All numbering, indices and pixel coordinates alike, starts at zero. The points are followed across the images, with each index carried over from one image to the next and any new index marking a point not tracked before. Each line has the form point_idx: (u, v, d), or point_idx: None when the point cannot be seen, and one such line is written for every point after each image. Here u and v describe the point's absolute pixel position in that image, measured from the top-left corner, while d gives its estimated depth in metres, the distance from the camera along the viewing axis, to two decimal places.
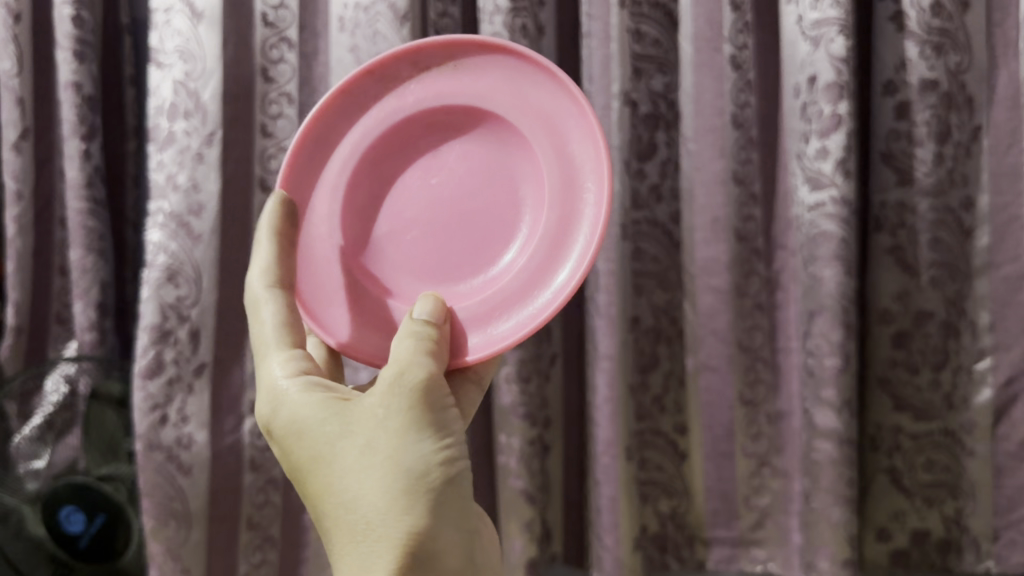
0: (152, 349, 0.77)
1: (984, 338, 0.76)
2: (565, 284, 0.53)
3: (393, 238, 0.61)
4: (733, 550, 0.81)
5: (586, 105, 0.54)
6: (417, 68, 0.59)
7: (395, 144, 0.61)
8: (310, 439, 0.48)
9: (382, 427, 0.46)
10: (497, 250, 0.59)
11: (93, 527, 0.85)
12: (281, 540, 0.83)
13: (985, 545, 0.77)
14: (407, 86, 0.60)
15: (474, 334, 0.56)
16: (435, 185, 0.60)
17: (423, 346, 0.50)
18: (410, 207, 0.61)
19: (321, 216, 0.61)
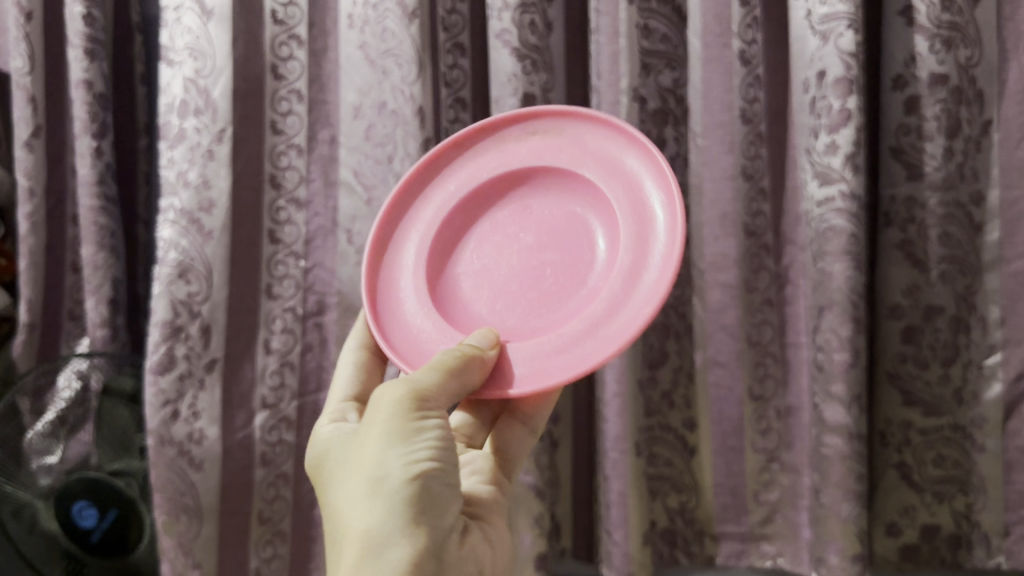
0: (164, 344, 0.77)
1: (995, 333, 0.76)
2: (616, 335, 0.53)
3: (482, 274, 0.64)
4: (742, 545, 0.82)
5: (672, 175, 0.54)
6: (527, 129, 0.64)
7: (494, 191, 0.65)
8: (332, 457, 0.55)
9: (364, 438, 0.51)
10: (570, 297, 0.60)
11: (105, 522, 0.86)
12: (291, 535, 0.83)
13: (995, 541, 0.76)
14: (512, 142, 0.64)
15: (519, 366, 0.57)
16: (518, 239, 0.64)
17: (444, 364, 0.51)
18: (503, 255, 0.64)
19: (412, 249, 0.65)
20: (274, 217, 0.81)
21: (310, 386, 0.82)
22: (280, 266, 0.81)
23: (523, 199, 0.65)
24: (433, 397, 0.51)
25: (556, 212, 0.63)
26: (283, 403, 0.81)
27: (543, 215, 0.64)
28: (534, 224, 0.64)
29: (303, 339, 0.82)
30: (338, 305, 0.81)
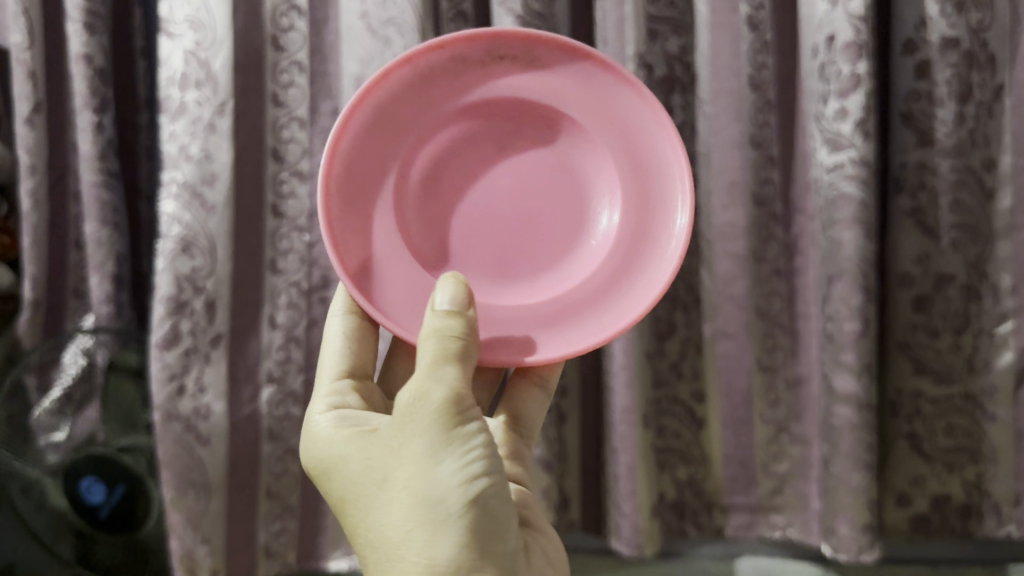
0: (169, 320, 0.75)
1: (1006, 300, 0.76)
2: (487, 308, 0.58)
3: (636, 124, 0.58)
4: (752, 516, 0.83)
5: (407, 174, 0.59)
6: (490, 52, 0.57)
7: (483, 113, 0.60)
8: (341, 471, 0.51)
9: (401, 453, 0.48)
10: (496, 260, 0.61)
11: (114, 497, 0.86)
12: (300, 508, 0.84)
13: (1006, 510, 0.78)
14: (477, 67, 0.57)
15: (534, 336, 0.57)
16: (502, 177, 0.61)
17: (438, 347, 0.48)
18: (589, 140, 0.59)
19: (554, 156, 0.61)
20: (278, 191, 0.80)
21: (316, 359, 0.82)
22: (285, 239, 0.80)
23: (500, 142, 0.61)
24: (430, 387, 0.47)
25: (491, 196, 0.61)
26: (290, 377, 0.81)
27: (524, 162, 0.61)
28: (507, 177, 0.61)
29: (308, 314, 0.81)
30: None
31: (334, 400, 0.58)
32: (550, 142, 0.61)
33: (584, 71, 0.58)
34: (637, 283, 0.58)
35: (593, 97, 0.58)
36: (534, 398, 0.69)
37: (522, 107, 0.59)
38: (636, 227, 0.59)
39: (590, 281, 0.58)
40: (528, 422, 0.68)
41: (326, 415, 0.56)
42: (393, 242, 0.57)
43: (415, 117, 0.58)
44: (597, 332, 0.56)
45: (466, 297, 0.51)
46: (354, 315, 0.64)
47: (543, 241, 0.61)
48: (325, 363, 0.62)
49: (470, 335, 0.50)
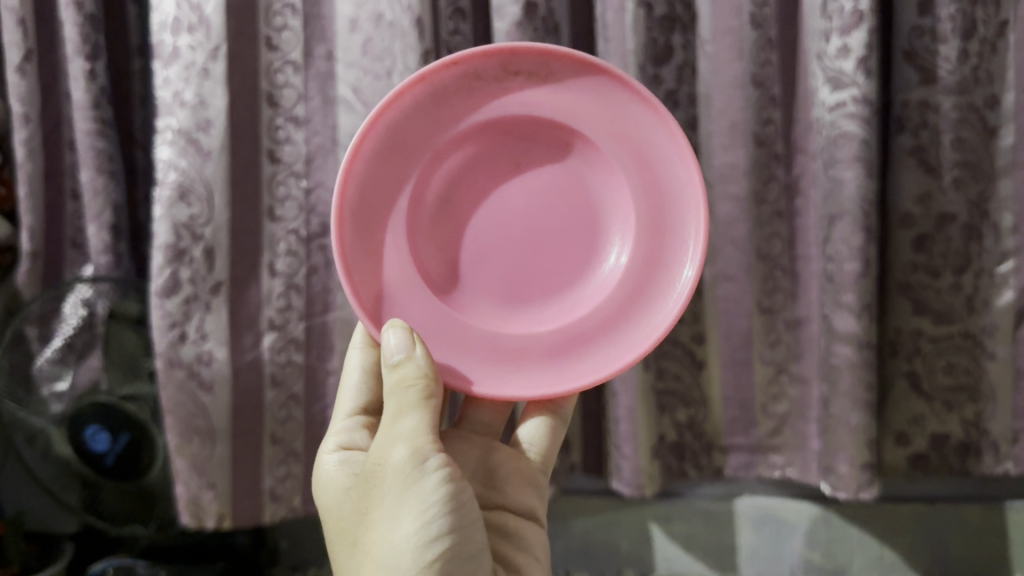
0: (168, 267, 0.75)
1: (1007, 240, 0.76)
2: (495, 338, 0.58)
3: (651, 145, 0.58)
4: (750, 456, 0.84)
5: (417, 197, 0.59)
6: (506, 68, 0.57)
7: (499, 130, 0.60)
8: (336, 518, 0.57)
9: (373, 509, 0.53)
10: (506, 283, 0.61)
11: (118, 445, 0.84)
12: (305, 454, 0.82)
13: (1004, 447, 0.79)
14: (493, 84, 0.57)
15: (540, 366, 0.58)
16: (513, 198, 0.61)
17: (404, 404, 0.53)
18: (604, 160, 0.59)
19: (569, 175, 0.61)
20: (273, 137, 0.78)
21: (317, 308, 0.80)
22: (282, 186, 0.79)
23: (516, 160, 0.61)
24: (397, 447, 0.52)
25: (503, 217, 0.61)
26: (291, 324, 0.79)
27: (538, 182, 0.61)
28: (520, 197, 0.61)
29: (307, 261, 0.80)
30: None
31: (342, 438, 0.63)
32: (566, 161, 0.60)
33: (601, 87, 0.57)
34: (648, 315, 0.58)
35: (610, 118, 0.57)
36: (541, 423, 0.69)
37: (535, 124, 0.59)
38: (646, 256, 0.58)
39: (601, 312, 0.58)
40: (532, 447, 0.68)
41: (336, 454, 0.61)
42: (404, 272, 0.58)
43: (427, 138, 0.58)
44: (604, 364, 0.57)
45: (412, 338, 0.54)
46: (372, 351, 0.68)
47: (556, 264, 0.61)
48: (343, 398, 0.66)
49: (433, 376, 0.53)
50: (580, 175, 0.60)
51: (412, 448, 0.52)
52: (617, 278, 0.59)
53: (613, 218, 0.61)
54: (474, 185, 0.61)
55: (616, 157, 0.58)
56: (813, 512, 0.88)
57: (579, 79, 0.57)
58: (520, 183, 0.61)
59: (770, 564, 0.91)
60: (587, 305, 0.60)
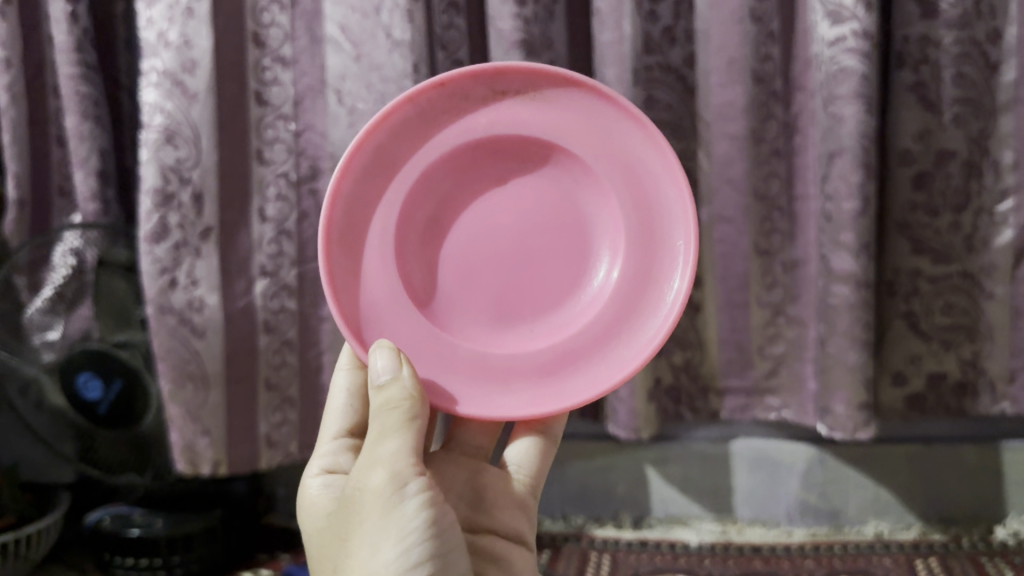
0: (157, 213, 0.73)
1: (1007, 178, 0.74)
2: (482, 360, 0.56)
3: (639, 161, 0.56)
4: (746, 399, 0.84)
5: (404, 219, 0.57)
6: (494, 87, 0.56)
7: (487, 150, 0.58)
8: (316, 549, 0.53)
9: (351, 536, 0.48)
10: (494, 305, 0.58)
11: (111, 393, 0.82)
12: (300, 401, 0.82)
13: (1001, 386, 0.79)
14: (481, 103, 0.56)
15: (529, 388, 0.56)
16: (501, 216, 0.58)
17: (387, 425, 0.50)
18: (594, 178, 0.57)
19: (558, 194, 0.58)
20: (260, 78, 0.76)
21: (309, 253, 0.79)
22: (271, 129, 0.77)
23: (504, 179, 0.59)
24: (377, 469, 0.48)
25: (490, 236, 0.58)
26: (283, 271, 0.78)
27: (527, 198, 0.58)
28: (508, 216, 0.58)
29: (298, 206, 0.79)
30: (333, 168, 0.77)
31: (327, 460, 0.58)
32: (554, 177, 0.58)
33: (587, 104, 0.56)
34: (637, 333, 0.56)
35: (599, 134, 0.56)
36: (530, 445, 0.64)
37: (523, 143, 0.57)
38: (636, 274, 0.56)
39: (590, 332, 0.56)
40: (521, 469, 0.63)
41: (321, 478, 0.57)
42: (390, 292, 0.56)
43: (413, 158, 0.56)
44: (593, 383, 0.55)
45: (399, 357, 0.53)
46: (361, 371, 0.63)
47: (546, 282, 0.58)
48: (329, 419, 0.61)
49: (420, 397, 0.51)
50: (571, 192, 0.58)
51: (392, 471, 0.48)
52: (606, 296, 0.57)
53: (603, 236, 0.58)
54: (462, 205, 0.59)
55: (604, 173, 0.56)
56: (808, 454, 0.88)
57: (568, 96, 0.56)
58: (508, 202, 0.58)
59: (766, 505, 0.91)
60: (576, 324, 0.57)
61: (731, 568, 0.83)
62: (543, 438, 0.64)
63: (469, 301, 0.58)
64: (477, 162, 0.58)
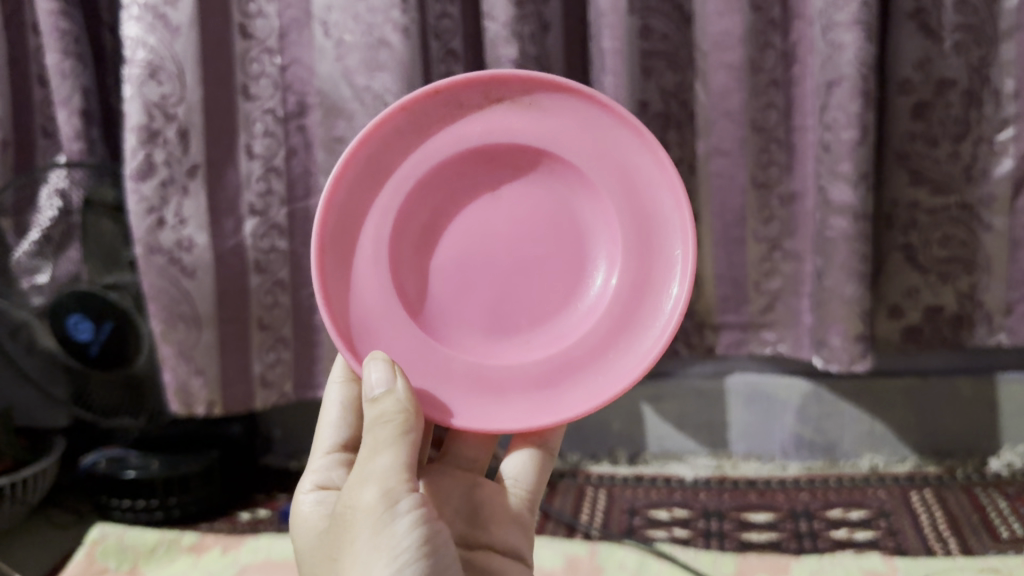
0: (142, 150, 0.72)
1: (1008, 107, 0.73)
2: (474, 374, 0.52)
3: (637, 170, 0.52)
4: (743, 334, 0.83)
5: (395, 229, 0.53)
6: (489, 95, 0.52)
7: (482, 158, 0.54)
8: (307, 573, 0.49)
9: (340, 556, 0.45)
10: (487, 317, 0.54)
11: (102, 335, 0.79)
12: (293, 341, 0.81)
13: (997, 319, 0.78)
14: (474, 110, 0.52)
15: (525, 402, 0.52)
16: (494, 222, 0.54)
17: (377, 440, 0.46)
18: (592, 185, 0.53)
19: (553, 199, 0.54)
20: (243, 10, 0.74)
21: (298, 192, 0.78)
22: (257, 63, 0.75)
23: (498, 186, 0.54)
24: (368, 483, 0.45)
25: (483, 244, 0.54)
26: (272, 210, 0.77)
27: (522, 205, 0.54)
28: (501, 224, 0.54)
29: (287, 143, 0.77)
30: (321, 105, 0.75)
31: (319, 476, 0.56)
32: (550, 185, 0.54)
33: (584, 111, 0.52)
34: (635, 344, 0.52)
35: (597, 142, 0.52)
36: (530, 457, 0.59)
37: (519, 152, 0.53)
38: (634, 284, 0.53)
39: (588, 345, 0.53)
40: (519, 484, 0.58)
41: (313, 496, 0.55)
42: (385, 303, 0.52)
43: (404, 166, 0.52)
44: (589, 396, 0.52)
45: (394, 369, 0.49)
46: (354, 383, 0.60)
47: (542, 293, 0.54)
48: (321, 433, 0.58)
49: (414, 411, 0.47)
50: (567, 200, 0.54)
51: (382, 489, 0.45)
52: (603, 307, 0.53)
53: (602, 245, 0.54)
54: (454, 212, 0.54)
55: (601, 182, 0.52)
56: (804, 389, 0.88)
57: (565, 101, 0.52)
58: (503, 208, 0.54)
59: (761, 440, 0.91)
60: (572, 336, 0.53)
61: (725, 502, 0.84)
62: (542, 451, 0.60)
63: (463, 314, 0.54)
64: (469, 170, 0.54)
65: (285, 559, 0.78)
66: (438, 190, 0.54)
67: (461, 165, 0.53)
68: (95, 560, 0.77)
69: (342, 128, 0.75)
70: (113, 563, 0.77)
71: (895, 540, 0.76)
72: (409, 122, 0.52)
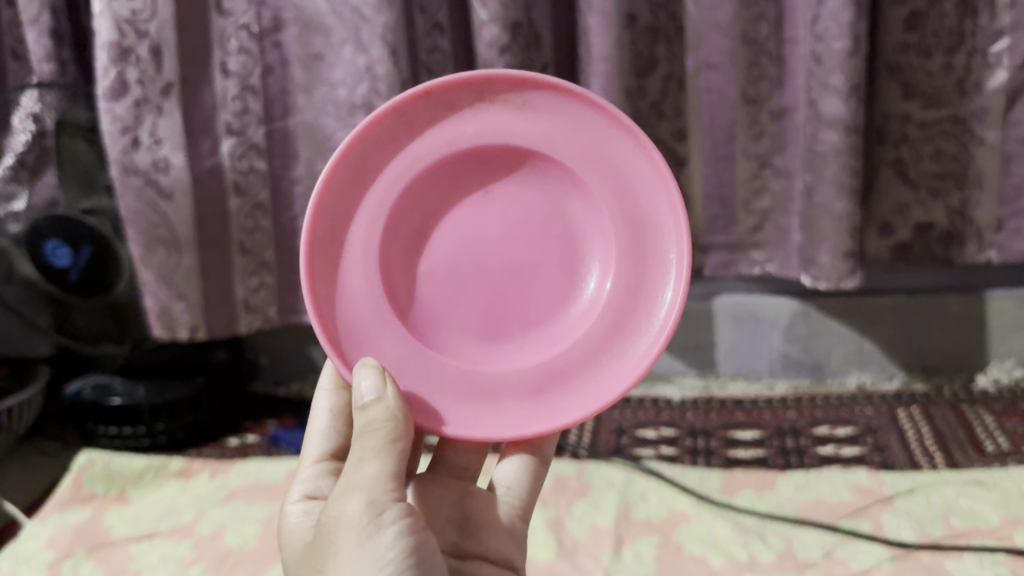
0: (114, 68, 0.69)
1: (1004, 17, 0.71)
2: (465, 384, 0.49)
3: (633, 174, 0.49)
4: (731, 255, 0.83)
5: (381, 233, 0.49)
6: (481, 93, 0.48)
7: (472, 159, 0.50)
8: None
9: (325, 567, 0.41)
10: (479, 324, 0.50)
11: (81, 260, 0.78)
12: (277, 265, 0.79)
13: (988, 235, 0.78)
14: (466, 108, 0.48)
15: (520, 410, 0.48)
16: (485, 223, 0.50)
17: (364, 446, 0.43)
18: (588, 187, 0.49)
19: (546, 200, 0.50)
20: None
21: (276, 112, 0.75)
22: None
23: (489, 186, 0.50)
24: (355, 489, 0.41)
25: (474, 247, 0.50)
26: (249, 130, 0.75)
27: (516, 206, 0.50)
28: (493, 226, 0.50)
29: (262, 61, 0.73)
30: (297, 20, 0.72)
31: (307, 486, 0.50)
32: (544, 186, 0.50)
33: (578, 114, 0.48)
34: (628, 351, 0.49)
35: (595, 143, 0.49)
36: (522, 464, 0.54)
37: (512, 154, 0.49)
38: (629, 292, 0.49)
39: (582, 354, 0.49)
40: (512, 492, 0.54)
41: (300, 505, 0.49)
42: (375, 308, 0.48)
43: (392, 167, 0.48)
44: (581, 405, 0.48)
45: (384, 375, 0.46)
46: (344, 393, 0.55)
47: (535, 300, 0.50)
48: (308, 443, 0.53)
49: (403, 419, 0.44)
50: (560, 203, 0.50)
51: (367, 500, 0.41)
52: (598, 312, 0.50)
53: (597, 249, 0.50)
54: (442, 215, 0.50)
55: (595, 188, 0.49)
56: (791, 307, 0.88)
57: (560, 101, 0.48)
58: (494, 210, 0.50)
59: (749, 360, 0.91)
60: (567, 341, 0.50)
61: (712, 421, 0.84)
62: (535, 458, 0.55)
63: (454, 321, 0.50)
64: (459, 171, 0.50)
65: (274, 482, 0.78)
66: (425, 192, 0.50)
67: (450, 167, 0.49)
68: (83, 486, 0.77)
69: (319, 45, 0.72)
70: (101, 489, 0.77)
71: (882, 455, 0.77)
72: (396, 122, 0.48)
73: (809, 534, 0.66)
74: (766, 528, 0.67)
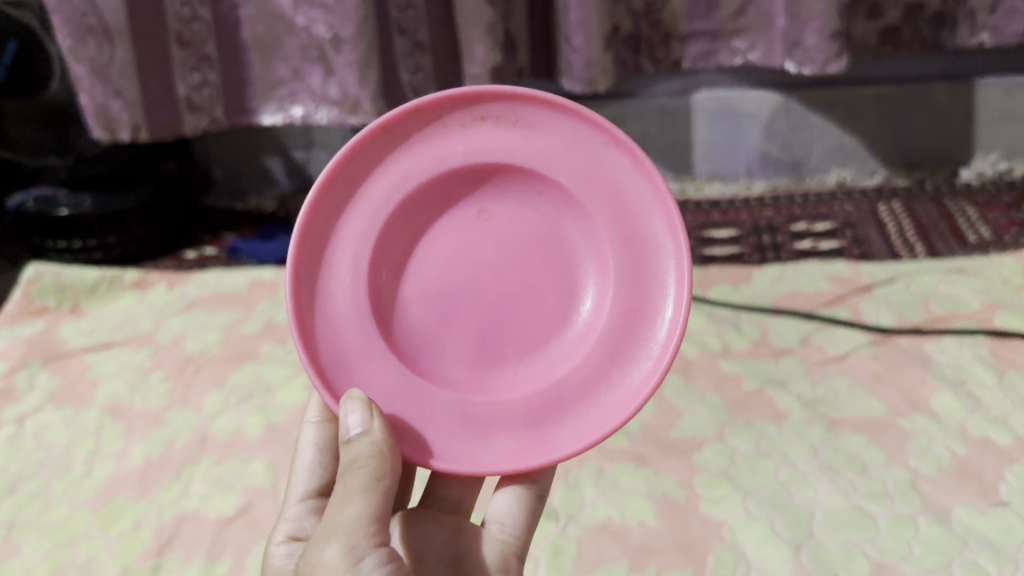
0: None
1: None
2: (450, 427, 0.38)
3: (636, 201, 0.38)
4: (711, 45, 0.77)
5: (362, 262, 0.38)
6: (475, 112, 0.38)
7: (460, 182, 0.39)
8: None
9: None
10: (465, 360, 0.39)
11: (7, 58, 0.72)
12: (219, 60, 0.74)
13: (981, 18, 0.73)
14: (454, 128, 0.38)
15: (511, 444, 0.37)
16: (473, 247, 0.39)
17: (344, 487, 0.34)
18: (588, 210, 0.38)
19: (540, 219, 0.40)
20: None
21: None
22: None
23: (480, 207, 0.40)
24: (329, 538, 0.32)
25: (461, 272, 0.39)
26: None
27: (510, 228, 0.40)
28: (484, 251, 0.39)
29: None
30: None
31: (290, 525, 0.39)
32: (539, 204, 0.39)
33: (582, 135, 0.38)
34: (625, 379, 0.38)
35: (597, 163, 0.38)
36: (518, 497, 0.43)
37: (507, 176, 0.39)
38: (630, 324, 0.38)
39: (582, 402, 0.38)
40: (507, 530, 0.42)
41: (284, 547, 0.38)
42: (357, 338, 0.38)
43: (376, 188, 0.38)
44: (575, 442, 0.37)
45: (373, 408, 0.36)
46: (331, 426, 0.44)
47: (532, 339, 0.39)
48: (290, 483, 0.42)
49: (392, 454, 0.35)
50: (557, 227, 0.40)
51: (343, 548, 0.32)
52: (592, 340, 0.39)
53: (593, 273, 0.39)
54: (428, 238, 0.40)
55: (596, 215, 0.38)
56: (773, 101, 0.83)
57: (557, 117, 0.38)
58: (484, 234, 0.40)
59: (726, 160, 0.87)
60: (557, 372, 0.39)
61: (688, 222, 0.82)
62: (533, 491, 0.43)
63: (440, 359, 0.39)
64: (448, 191, 0.39)
65: (236, 291, 0.75)
66: (409, 214, 0.39)
67: (437, 186, 0.39)
68: (33, 299, 0.73)
69: None
70: (53, 302, 0.74)
71: (861, 247, 0.75)
72: (385, 141, 0.38)
73: (785, 322, 0.64)
74: (740, 319, 0.65)
